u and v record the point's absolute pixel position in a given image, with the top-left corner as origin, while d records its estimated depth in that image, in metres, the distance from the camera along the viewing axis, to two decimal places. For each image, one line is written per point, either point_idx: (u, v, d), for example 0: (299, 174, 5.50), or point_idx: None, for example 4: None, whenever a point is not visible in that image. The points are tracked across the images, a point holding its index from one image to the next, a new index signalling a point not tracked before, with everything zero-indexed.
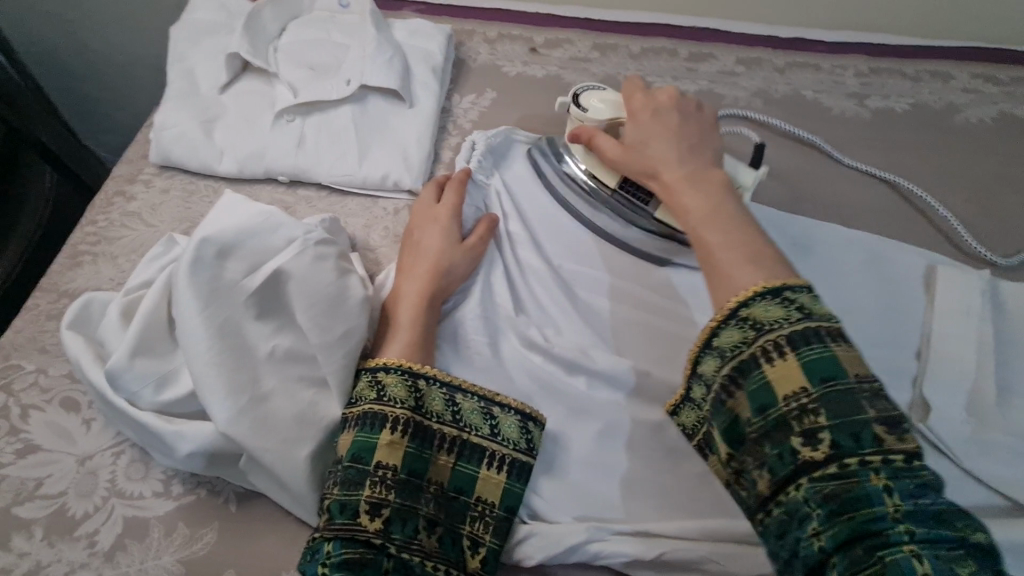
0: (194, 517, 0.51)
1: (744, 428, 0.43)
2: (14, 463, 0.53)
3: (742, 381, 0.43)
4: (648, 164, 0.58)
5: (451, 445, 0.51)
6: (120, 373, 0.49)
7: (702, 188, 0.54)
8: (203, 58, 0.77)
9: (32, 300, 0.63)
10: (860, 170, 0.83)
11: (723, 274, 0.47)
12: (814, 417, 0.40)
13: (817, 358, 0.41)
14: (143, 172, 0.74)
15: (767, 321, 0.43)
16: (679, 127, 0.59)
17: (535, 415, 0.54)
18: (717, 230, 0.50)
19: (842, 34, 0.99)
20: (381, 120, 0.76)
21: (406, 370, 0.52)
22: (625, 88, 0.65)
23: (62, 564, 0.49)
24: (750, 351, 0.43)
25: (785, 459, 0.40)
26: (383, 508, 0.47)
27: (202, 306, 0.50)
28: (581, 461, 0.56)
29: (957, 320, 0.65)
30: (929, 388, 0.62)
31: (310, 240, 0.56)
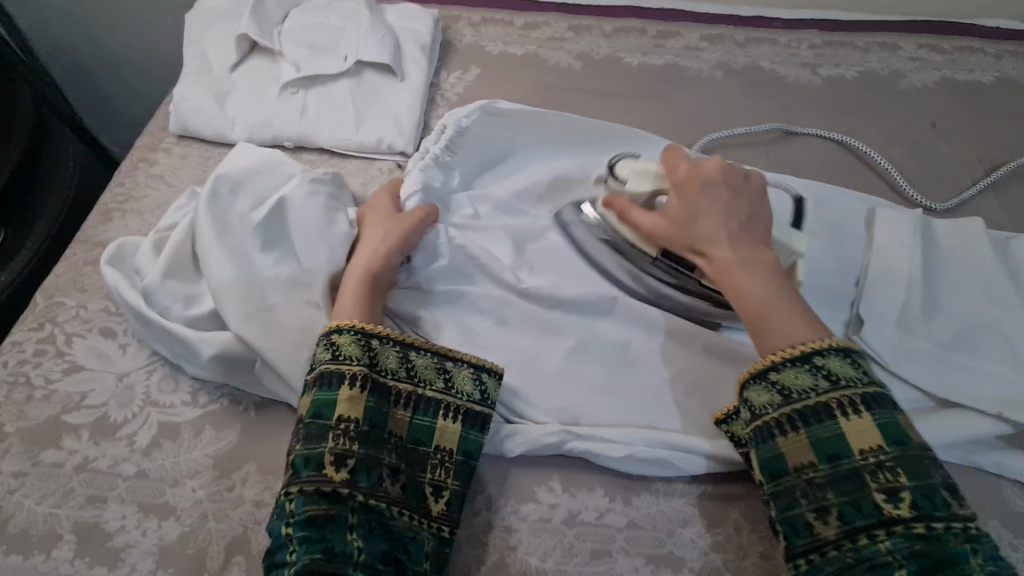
0: (219, 421, 0.59)
1: (806, 469, 0.51)
2: (62, 379, 0.61)
3: (807, 424, 0.52)
4: (695, 241, 0.61)
5: (407, 399, 0.56)
6: (154, 292, 0.58)
7: (757, 270, 0.58)
8: (215, 40, 0.86)
9: (70, 250, 0.71)
10: (816, 135, 0.91)
11: (777, 334, 0.55)
12: (891, 474, 0.49)
13: (886, 422, 0.50)
14: (163, 142, 0.83)
15: (842, 378, 0.52)
16: (732, 205, 0.61)
17: (489, 366, 0.59)
18: (772, 310, 0.56)
19: (797, 12, 1.07)
20: (375, 91, 0.85)
21: (361, 331, 0.56)
22: (666, 158, 0.65)
23: (106, 459, 0.57)
24: (824, 401, 0.52)
25: (865, 510, 0.49)
26: (348, 459, 0.51)
27: (218, 234, 0.59)
28: (552, 373, 0.64)
29: (892, 251, 0.73)
30: (865, 308, 0.70)
31: (306, 176, 0.64)
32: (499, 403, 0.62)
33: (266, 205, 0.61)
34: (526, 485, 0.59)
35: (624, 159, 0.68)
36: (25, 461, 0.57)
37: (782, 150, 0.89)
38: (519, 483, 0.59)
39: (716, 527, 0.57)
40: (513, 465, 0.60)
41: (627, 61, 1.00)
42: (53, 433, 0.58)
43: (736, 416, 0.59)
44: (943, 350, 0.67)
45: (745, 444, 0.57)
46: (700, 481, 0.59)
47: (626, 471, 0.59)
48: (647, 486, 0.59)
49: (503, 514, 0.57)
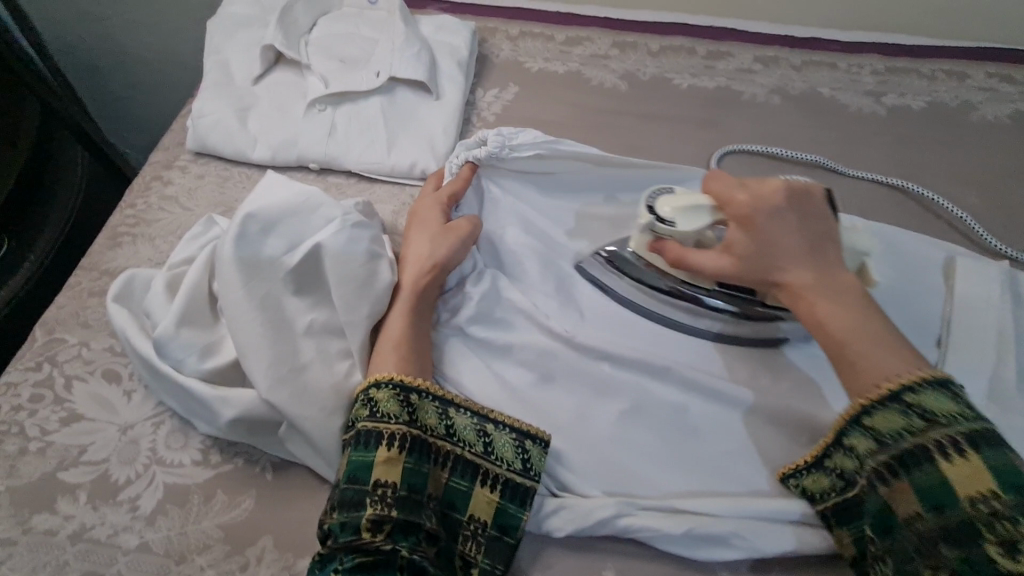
0: (232, 485, 0.53)
1: (906, 519, 0.45)
2: (59, 430, 0.55)
3: (908, 471, 0.45)
4: (771, 273, 0.54)
5: (446, 460, 0.50)
6: (168, 342, 0.52)
7: (841, 297, 0.52)
8: (238, 50, 0.80)
9: (74, 278, 0.66)
10: (868, 178, 0.83)
11: (869, 367, 0.49)
12: (1010, 524, 0.41)
13: (1004, 464, 0.42)
14: (180, 159, 0.77)
15: (943, 415, 0.45)
16: (805, 222, 0.55)
17: (533, 433, 0.52)
18: (867, 345, 0.50)
19: (858, 34, 1.00)
20: (409, 111, 0.79)
21: (399, 384, 0.51)
22: (715, 187, 0.57)
23: (105, 527, 0.50)
24: (923, 441, 0.45)
25: (973, 564, 0.41)
26: (386, 523, 0.46)
27: (247, 279, 0.53)
28: (606, 439, 0.57)
29: (979, 307, 0.66)
30: (950, 371, 0.62)
31: (348, 223, 0.57)
32: (545, 474, 0.55)
33: (300, 250, 0.55)
34: (574, 571, 0.52)
35: (662, 197, 0.60)
36: (15, 527, 0.50)
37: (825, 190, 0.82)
38: (568, 568, 0.52)
39: None
40: (559, 546, 0.53)
41: (675, 83, 0.93)
42: (47, 494, 0.52)
43: (808, 469, 0.53)
44: None
45: (822, 498, 0.52)
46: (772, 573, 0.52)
47: (685, 553, 0.52)
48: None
49: None
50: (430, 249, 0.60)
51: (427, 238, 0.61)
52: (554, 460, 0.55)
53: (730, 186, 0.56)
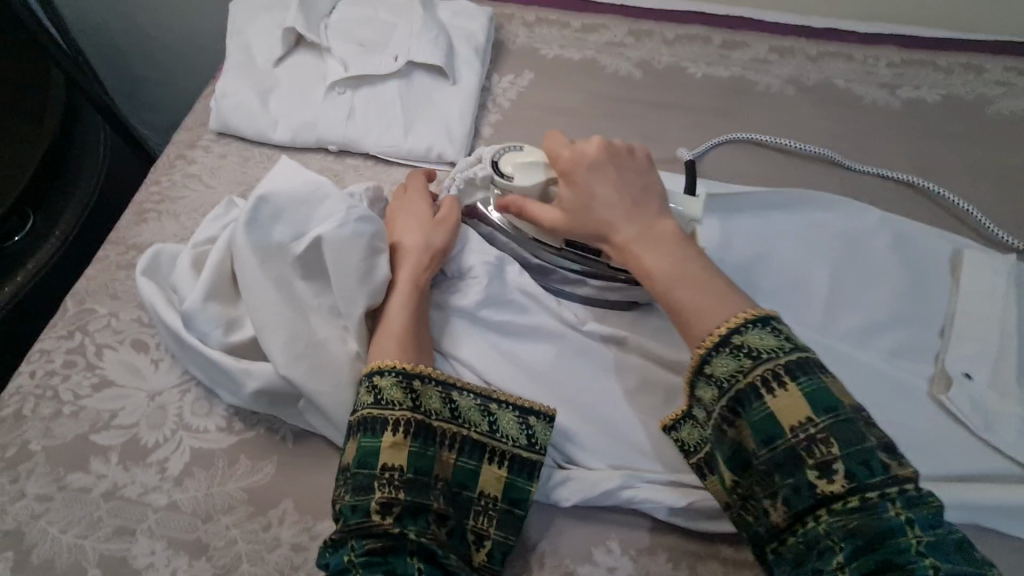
0: (254, 451, 0.56)
1: (749, 458, 0.45)
2: (90, 394, 0.58)
3: (744, 411, 0.45)
4: (596, 230, 0.55)
5: (452, 442, 0.51)
6: (195, 315, 0.54)
7: (660, 245, 0.53)
8: (259, 32, 0.82)
9: (103, 251, 0.68)
10: (876, 174, 0.84)
11: (693, 316, 0.49)
12: (825, 446, 0.42)
13: (815, 390, 0.44)
14: (202, 139, 0.79)
15: (763, 351, 0.46)
16: (620, 182, 0.56)
17: (536, 409, 0.54)
18: (690, 290, 0.50)
19: (875, 26, 1.00)
20: (425, 95, 0.80)
21: (399, 371, 0.51)
22: (549, 145, 0.59)
23: (136, 486, 0.53)
24: (748, 381, 0.45)
25: (803, 493, 0.42)
26: (395, 506, 0.47)
27: (267, 260, 0.55)
28: (609, 417, 0.59)
29: (982, 301, 0.67)
30: (950, 361, 0.64)
31: (352, 215, 0.56)
32: (552, 447, 0.57)
33: (306, 237, 0.56)
34: (579, 541, 0.54)
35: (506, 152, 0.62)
36: (51, 484, 0.53)
37: (833, 186, 0.82)
38: (573, 539, 0.54)
39: None
40: (565, 518, 0.55)
41: (690, 71, 0.93)
42: (80, 454, 0.55)
43: (683, 420, 0.54)
44: None
45: (697, 451, 0.53)
46: None
47: (687, 526, 0.54)
48: (711, 552, 0.54)
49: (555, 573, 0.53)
50: (424, 240, 0.60)
51: (418, 229, 0.61)
52: (562, 434, 0.57)
53: (558, 150, 0.58)
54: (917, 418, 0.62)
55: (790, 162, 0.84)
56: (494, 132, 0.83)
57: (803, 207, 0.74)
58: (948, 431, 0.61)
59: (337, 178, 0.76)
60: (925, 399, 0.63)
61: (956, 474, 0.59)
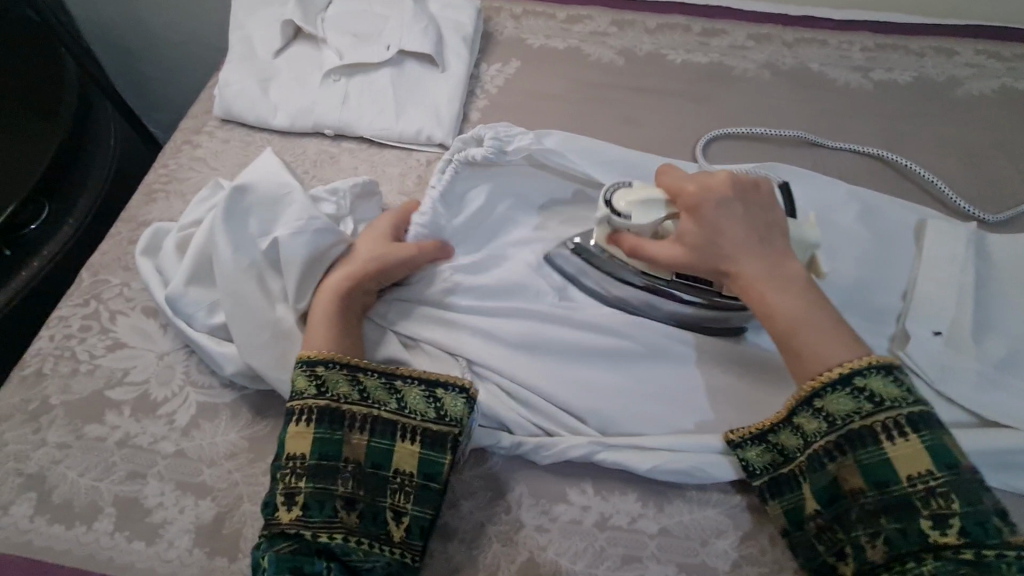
0: (255, 404, 0.60)
1: (856, 495, 0.50)
2: (105, 354, 0.62)
3: (854, 451, 0.50)
4: (717, 265, 0.56)
5: (361, 424, 0.55)
6: (179, 298, 0.60)
7: (787, 289, 0.55)
8: (260, 26, 0.87)
9: (115, 228, 0.73)
10: (848, 150, 0.88)
11: (809, 359, 0.53)
12: (944, 501, 0.47)
13: (937, 445, 0.48)
14: (207, 125, 0.84)
15: (887, 399, 0.50)
16: (750, 218, 0.57)
17: (444, 382, 0.57)
18: (811, 335, 0.53)
19: (850, 13, 1.04)
20: (415, 81, 0.85)
21: (306, 361, 0.56)
22: (668, 182, 0.59)
23: (146, 436, 0.58)
24: (870, 424, 0.50)
25: (910, 537, 0.47)
26: (296, 496, 0.51)
27: (239, 251, 0.60)
28: (581, 381, 0.62)
29: (943, 266, 0.70)
30: (910, 321, 0.68)
31: (312, 225, 0.61)
32: (524, 406, 0.61)
33: (273, 232, 0.61)
34: (556, 486, 0.58)
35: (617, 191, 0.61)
36: (69, 434, 0.58)
37: (805, 163, 0.86)
38: (550, 482, 0.58)
39: (750, 540, 0.55)
40: (542, 468, 0.59)
41: (670, 58, 0.98)
42: (95, 408, 0.59)
43: (753, 441, 0.57)
44: (994, 369, 0.65)
45: (761, 472, 0.56)
46: (735, 490, 0.58)
47: (654, 478, 0.58)
48: (680, 495, 0.58)
49: (532, 512, 0.57)
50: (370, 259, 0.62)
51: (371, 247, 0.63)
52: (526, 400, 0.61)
53: (686, 186, 0.57)
54: None
55: (765, 144, 0.88)
56: (482, 116, 0.88)
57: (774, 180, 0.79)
58: None
59: (333, 160, 0.80)
60: (885, 354, 0.67)
61: None
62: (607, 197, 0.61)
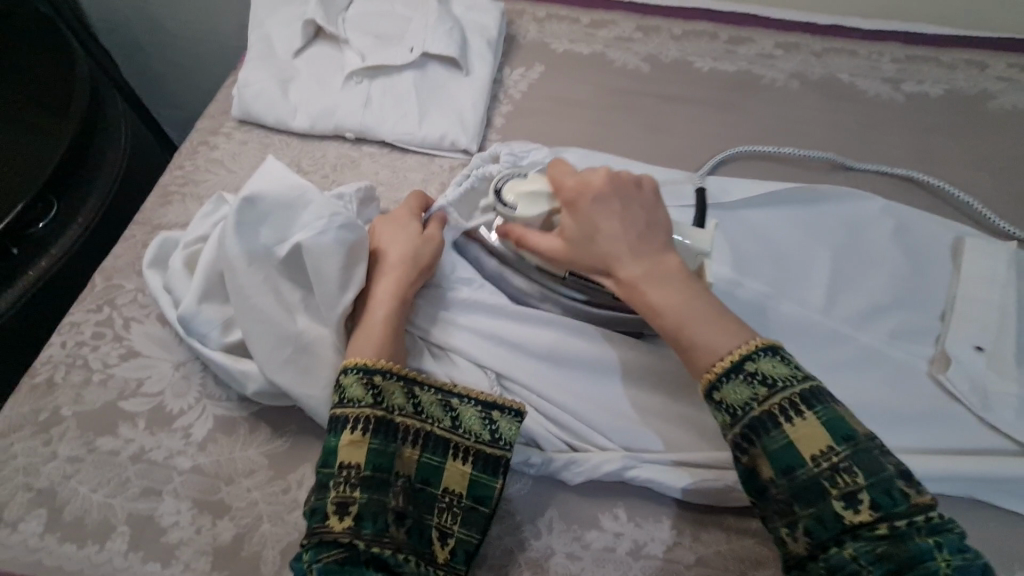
0: (274, 419, 0.58)
1: (767, 485, 0.47)
2: (119, 364, 0.60)
3: (760, 439, 0.47)
4: (597, 261, 0.55)
5: (415, 437, 0.53)
6: (192, 318, 0.58)
7: (667, 281, 0.53)
8: (280, 25, 0.85)
9: (129, 231, 0.71)
10: (877, 171, 0.85)
11: (699, 350, 0.51)
12: (849, 476, 0.45)
13: (831, 418, 0.47)
14: (224, 126, 0.82)
15: (778, 379, 0.48)
16: (630, 212, 0.55)
17: (500, 404, 0.55)
18: (696, 321, 0.51)
19: (879, 23, 1.02)
20: (438, 85, 0.83)
21: (362, 368, 0.53)
22: (553, 176, 0.57)
23: (161, 451, 0.55)
24: (767, 408, 0.48)
25: (826, 523, 0.45)
26: (350, 506, 0.49)
27: (251, 264, 0.57)
28: (610, 405, 0.59)
29: (981, 287, 0.69)
30: (951, 343, 0.65)
31: (334, 223, 0.57)
32: (554, 426, 0.59)
33: (288, 244, 0.57)
34: (587, 511, 0.56)
35: (511, 181, 0.60)
36: (81, 447, 0.56)
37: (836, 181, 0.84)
38: (581, 507, 0.56)
39: None
40: (571, 492, 0.57)
41: (696, 66, 0.96)
42: (108, 420, 0.57)
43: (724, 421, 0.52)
44: None
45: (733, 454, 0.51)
46: None
47: (690, 503, 0.56)
48: (715, 522, 0.56)
49: (563, 539, 0.55)
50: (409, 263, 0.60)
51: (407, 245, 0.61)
52: (554, 420, 0.59)
53: (562, 179, 0.57)
54: (919, 397, 0.63)
55: (789, 164, 0.85)
56: (506, 121, 0.86)
57: (803, 197, 0.75)
58: (950, 411, 0.62)
59: (354, 164, 0.78)
60: (925, 378, 0.64)
61: (954, 449, 0.61)
62: (500, 183, 0.60)
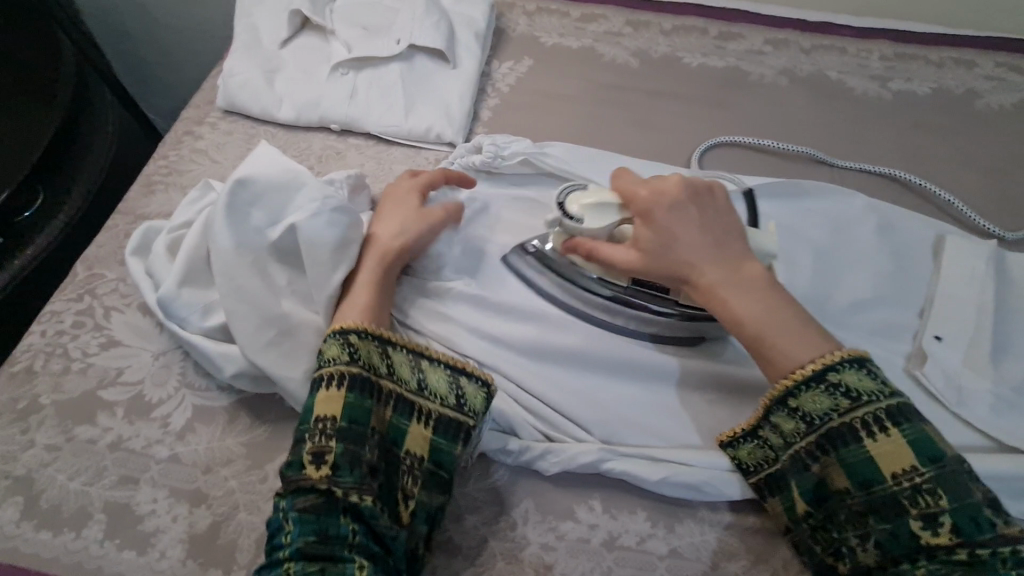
0: (253, 409, 0.58)
1: (844, 494, 0.50)
2: (99, 353, 0.60)
3: (837, 450, 0.50)
4: (677, 270, 0.56)
5: (388, 397, 0.53)
6: (171, 301, 0.57)
7: (750, 296, 0.54)
8: (267, 15, 0.84)
9: (112, 221, 0.71)
10: (858, 169, 0.85)
11: (777, 357, 0.53)
12: (932, 497, 0.47)
13: (920, 438, 0.48)
14: (209, 116, 0.82)
15: (862, 393, 0.50)
16: (702, 222, 0.57)
17: (468, 371, 0.55)
18: (786, 338, 0.53)
19: (869, 20, 1.02)
20: (426, 77, 0.83)
21: (339, 330, 0.54)
22: (621, 186, 0.58)
23: (140, 439, 0.56)
24: (848, 421, 0.50)
25: (901, 538, 0.47)
26: (327, 456, 0.49)
27: (242, 246, 0.57)
28: (588, 397, 0.60)
29: (960, 284, 0.69)
30: (927, 341, 0.66)
31: (328, 205, 0.58)
32: (532, 418, 0.59)
33: (281, 224, 0.58)
34: (564, 503, 0.56)
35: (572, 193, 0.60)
36: (60, 435, 0.56)
37: (821, 175, 0.84)
38: (558, 499, 0.57)
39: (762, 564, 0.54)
40: (548, 484, 0.57)
41: (686, 61, 0.95)
42: (87, 408, 0.57)
43: (743, 438, 0.55)
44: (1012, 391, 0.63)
45: (755, 471, 0.54)
46: (747, 511, 0.56)
47: (657, 493, 0.56)
48: (690, 515, 0.56)
49: (539, 530, 0.55)
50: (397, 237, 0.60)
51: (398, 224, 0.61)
52: (530, 413, 0.59)
53: (636, 188, 0.57)
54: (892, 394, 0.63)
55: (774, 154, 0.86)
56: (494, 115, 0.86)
57: (792, 194, 0.77)
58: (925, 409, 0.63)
59: (339, 156, 0.78)
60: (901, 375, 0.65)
61: None
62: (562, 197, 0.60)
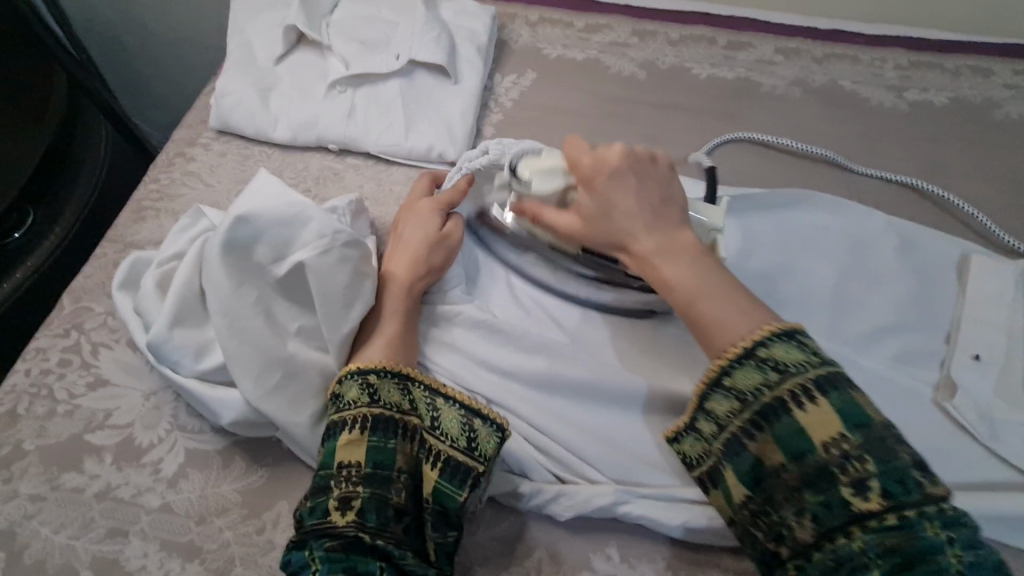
0: (250, 452, 0.55)
1: (774, 473, 0.44)
2: (86, 394, 0.57)
3: (769, 423, 0.45)
4: (615, 238, 0.53)
5: (413, 435, 0.50)
6: (162, 344, 0.54)
7: (680, 258, 0.51)
8: (261, 31, 0.81)
9: (100, 249, 0.68)
10: (878, 177, 0.82)
11: (718, 331, 0.48)
12: (860, 462, 0.41)
13: (844, 403, 0.43)
14: (202, 137, 0.79)
15: (791, 364, 0.45)
16: (642, 192, 0.53)
17: (483, 413, 0.51)
18: (714, 303, 0.49)
19: (881, 27, 0.99)
20: (426, 94, 0.80)
21: (357, 371, 0.51)
22: (568, 152, 0.56)
23: (129, 488, 0.53)
24: (776, 395, 0.45)
25: (834, 509, 0.41)
26: (354, 500, 0.46)
27: (242, 285, 0.54)
28: (605, 439, 0.56)
29: (987, 308, 0.66)
30: (956, 369, 0.63)
31: (339, 241, 0.56)
32: (546, 461, 0.56)
33: (287, 261, 0.55)
34: (577, 550, 0.53)
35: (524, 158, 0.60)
36: (45, 483, 0.53)
37: (838, 189, 0.81)
38: (571, 545, 0.54)
39: None
40: (561, 530, 0.54)
41: (694, 72, 0.93)
42: (73, 454, 0.54)
43: (686, 432, 0.50)
44: None
45: (700, 464, 0.49)
46: None
47: (679, 538, 0.53)
48: (711, 561, 0.53)
49: None
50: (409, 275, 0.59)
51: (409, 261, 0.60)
52: (544, 458, 0.55)
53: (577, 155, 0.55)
54: (922, 426, 0.60)
55: (789, 168, 0.83)
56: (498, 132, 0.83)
57: (806, 212, 0.74)
58: (955, 442, 0.60)
59: (337, 177, 0.75)
60: (930, 407, 0.62)
61: (961, 484, 0.58)
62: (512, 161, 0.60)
